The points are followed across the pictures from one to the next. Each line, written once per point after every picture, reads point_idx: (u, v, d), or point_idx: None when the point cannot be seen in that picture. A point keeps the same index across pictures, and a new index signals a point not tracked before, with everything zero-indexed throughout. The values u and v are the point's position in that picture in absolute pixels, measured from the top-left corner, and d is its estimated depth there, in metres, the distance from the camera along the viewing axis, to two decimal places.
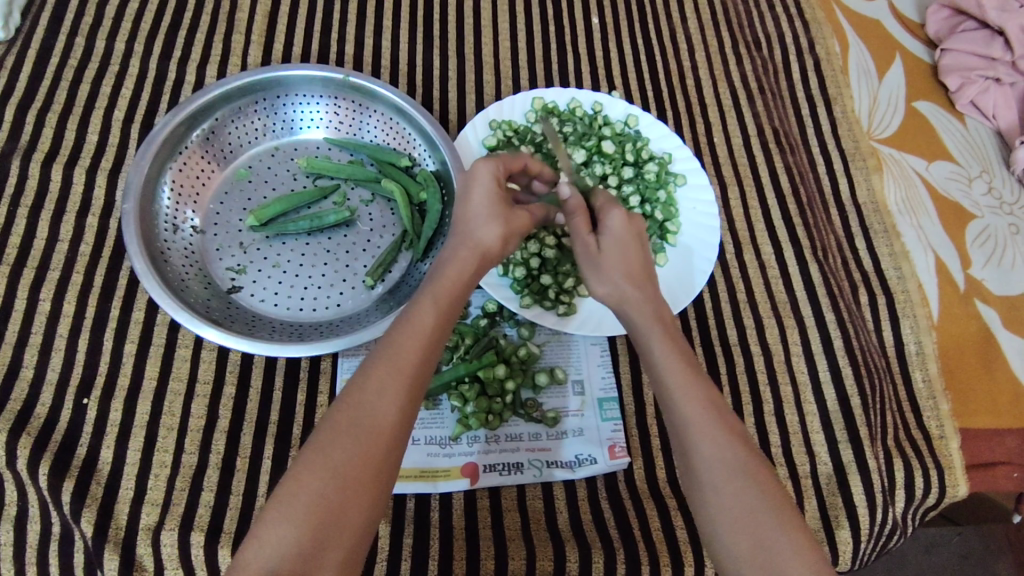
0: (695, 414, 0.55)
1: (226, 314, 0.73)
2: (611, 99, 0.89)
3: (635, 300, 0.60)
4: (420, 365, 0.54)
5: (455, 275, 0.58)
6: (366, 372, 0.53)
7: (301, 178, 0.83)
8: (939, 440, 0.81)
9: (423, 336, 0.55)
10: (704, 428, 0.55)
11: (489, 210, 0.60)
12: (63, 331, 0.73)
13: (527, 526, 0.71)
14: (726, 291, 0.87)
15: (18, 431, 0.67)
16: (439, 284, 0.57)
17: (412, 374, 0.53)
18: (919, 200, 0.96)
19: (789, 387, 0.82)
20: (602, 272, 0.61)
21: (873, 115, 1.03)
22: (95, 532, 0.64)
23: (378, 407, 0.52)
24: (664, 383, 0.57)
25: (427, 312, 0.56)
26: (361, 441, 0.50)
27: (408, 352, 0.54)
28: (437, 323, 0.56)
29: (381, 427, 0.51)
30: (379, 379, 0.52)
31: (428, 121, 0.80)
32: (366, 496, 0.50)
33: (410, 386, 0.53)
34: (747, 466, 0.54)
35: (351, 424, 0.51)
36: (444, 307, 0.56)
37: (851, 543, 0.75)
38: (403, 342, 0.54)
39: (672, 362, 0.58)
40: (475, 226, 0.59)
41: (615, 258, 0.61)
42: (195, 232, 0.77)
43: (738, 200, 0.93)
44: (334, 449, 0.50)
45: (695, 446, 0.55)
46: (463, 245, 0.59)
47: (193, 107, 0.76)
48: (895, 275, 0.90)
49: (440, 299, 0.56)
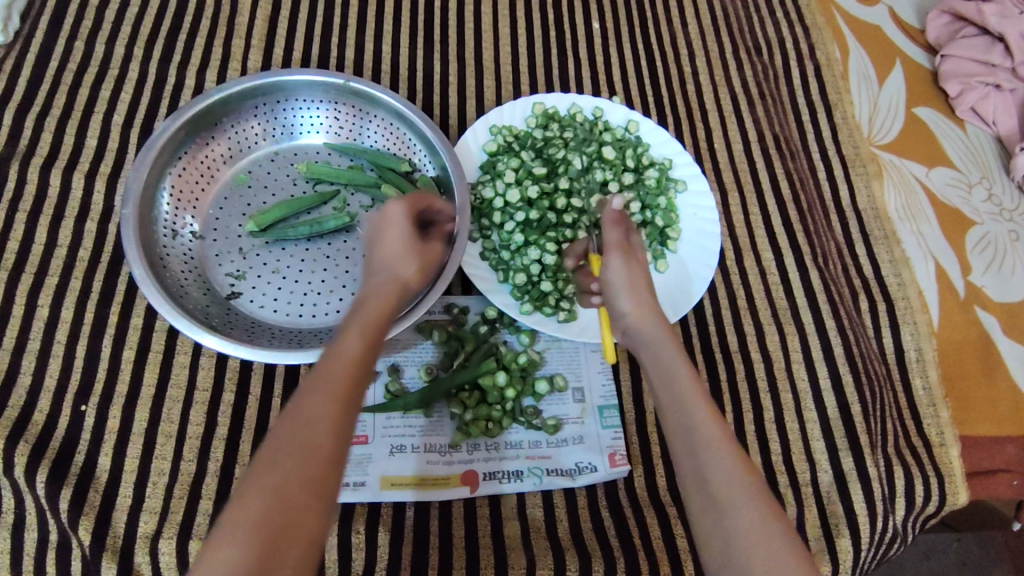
0: (706, 436, 0.54)
1: (225, 320, 0.73)
2: (612, 104, 0.89)
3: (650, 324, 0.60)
4: (352, 384, 0.54)
5: (378, 303, 0.59)
6: (303, 394, 0.52)
7: (301, 183, 0.82)
8: (939, 448, 0.81)
9: (353, 356, 0.55)
10: (712, 447, 0.53)
11: (402, 247, 0.64)
12: (61, 337, 0.72)
13: (528, 533, 0.71)
14: (726, 298, 0.87)
15: (16, 437, 0.67)
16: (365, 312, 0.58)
17: (345, 391, 0.53)
18: (919, 206, 0.96)
19: (789, 395, 0.82)
20: (629, 289, 0.62)
21: (873, 121, 1.02)
22: (93, 540, 0.64)
23: (314, 424, 0.51)
24: (681, 406, 0.55)
25: (353, 339, 0.56)
26: (302, 457, 0.49)
27: (341, 370, 0.54)
28: (365, 345, 0.56)
29: (319, 442, 0.50)
30: (314, 398, 0.52)
31: (428, 126, 0.79)
32: (312, 511, 0.48)
33: (342, 405, 0.52)
34: (750, 480, 0.52)
35: (288, 443, 0.50)
36: (370, 330, 0.57)
37: (852, 551, 0.75)
38: (335, 363, 0.54)
39: (683, 385, 0.56)
40: (393, 263, 0.63)
41: (635, 276, 0.63)
42: (195, 238, 0.77)
43: (739, 206, 0.93)
44: (275, 465, 0.49)
45: (709, 469, 0.53)
46: (386, 277, 0.62)
47: (193, 112, 0.76)
48: (895, 282, 0.90)
49: (366, 325, 0.57)
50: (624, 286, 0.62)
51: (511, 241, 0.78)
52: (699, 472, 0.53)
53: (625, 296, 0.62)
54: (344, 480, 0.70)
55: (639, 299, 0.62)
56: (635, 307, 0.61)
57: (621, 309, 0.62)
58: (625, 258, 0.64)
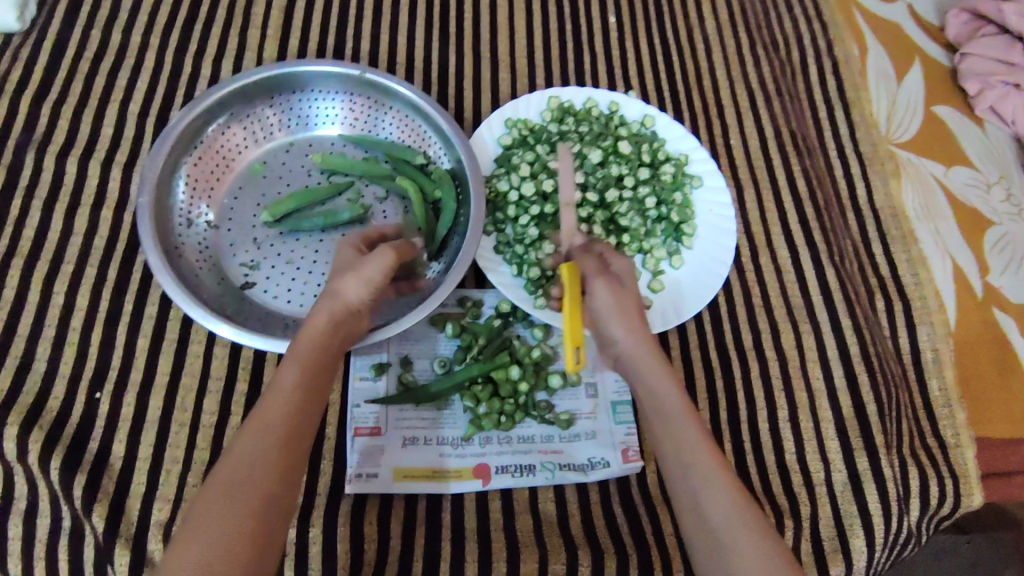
0: (704, 476, 0.54)
1: (239, 310, 0.73)
2: (628, 99, 0.89)
3: (641, 343, 0.59)
4: (293, 416, 0.53)
5: (320, 328, 0.57)
6: (241, 437, 0.52)
7: (316, 174, 0.82)
8: (955, 449, 0.80)
9: (291, 388, 0.54)
10: (710, 485, 0.54)
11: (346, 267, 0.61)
12: (76, 325, 0.73)
13: (540, 528, 0.71)
14: (741, 295, 0.86)
15: (30, 424, 0.67)
16: (305, 338, 0.56)
17: (286, 424, 0.53)
18: (937, 205, 0.95)
19: (804, 394, 0.81)
20: (618, 317, 0.58)
21: (891, 119, 1.01)
22: (106, 528, 0.64)
23: (250, 469, 0.50)
24: (680, 443, 0.56)
25: (291, 371, 0.55)
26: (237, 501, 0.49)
27: (281, 403, 0.53)
28: (304, 375, 0.55)
29: (260, 477, 0.50)
30: (253, 433, 0.52)
31: (444, 119, 0.79)
32: (256, 545, 0.48)
33: (283, 447, 0.52)
34: (747, 512, 0.54)
35: (225, 482, 0.50)
36: (311, 358, 0.56)
37: (866, 552, 0.74)
38: (274, 396, 0.54)
39: (678, 419, 0.56)
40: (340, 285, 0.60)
41: (622, 302, 0.59)
42: (209, 227, 0.77)
43: (755, 203, 0.92)
44: (209, 509, 0.49)
45: (709, 511, 0.54)
46: (324, 298, 0.58)
47: (209, 101, 0.76)
48: (912, 281, 0.89)
49: (305, 355, 0.56)
50: (615, 315, 0.58)
51: (526, 234, 0.79)
52: (698, 511, 0.54)
53: (614, 322, 0.59)
54: (356, 471, 0.70)
55: (627, 323, 0.59)
56: (627, 336, 0.59)
57: (607, 332, 0.60)
58: (612, 286, 0.60)
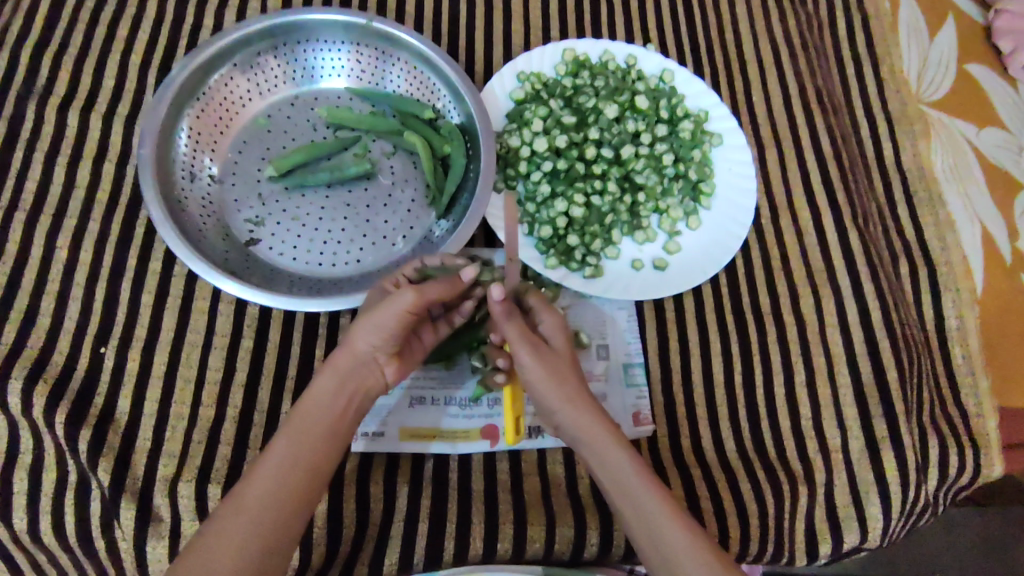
0: (669, 534, 0.55)
1: (243, 266, 0.72)
2: (646, 52, 0.85)
3: (578, 412, 0.59)
4: (276, 492, 0.55)
5: (313, 404, 0.58)
6: (238, 491, 0.55)
7: (322, 129, 0.79)
8: (976, 418, 0.78)
9: (277, 462, 0.56)
10: (676, 543, 0.55)
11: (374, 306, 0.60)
12: (80, 280, 0.72)
13: (548, 490, 0.70)
14: (760, 257, 0.83)
15: (34, 377, 0.66)
16: (298, 413, 0.58)
17: (267, 501, 0.54)
18: (967, 167, 0.91)
19: (822, 359, 0.79)
20: (551, 385, 0.58)
21: (922, 77, 0.96)
22: (112, 482, 0.64)
23: (238, 528, 0.53)
24: (639, 504, 0.57)
25: (280, 444, 0.57)
26: (219, 561, 0.52)
27: (265, 478, 0.55)
28: (290, 451, 0.56)
29: (234, 551, 0.52)
30: (237, 502, 0.54)
31: (453, 70, 0.76)
32: None
33: (267, 520, 0.54)
34: (719, 568, 0.54)
35: (206, 547, 0.53)
36: (298, 436, 0.57)
37: (882, 520, 0.72)
38: (261, 469, 0.56)
39: (632, 483, 0.57)
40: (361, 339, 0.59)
41: (552, 369, 0.59)
42: (213, 181, 0.75)
43: (777, 163, 0.88)
44: (198, 559, 0.52)
45: (682, 568, 0.54)
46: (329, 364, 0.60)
47: (210, 50, 0.73)
48: (939, 246, 0.85)
49: (295, 430, 0.57)
50: (547, 383, 0.58)
51: (538, 191, 0.76)
52: (673, 573, 0.55)
53: (549, 391, 0.58)
54: (361, 429, 0.69)
55: (564, 391, 0.59)
56: (563, 403, 0.59)
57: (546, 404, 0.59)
58: (536, 350, 0.58)
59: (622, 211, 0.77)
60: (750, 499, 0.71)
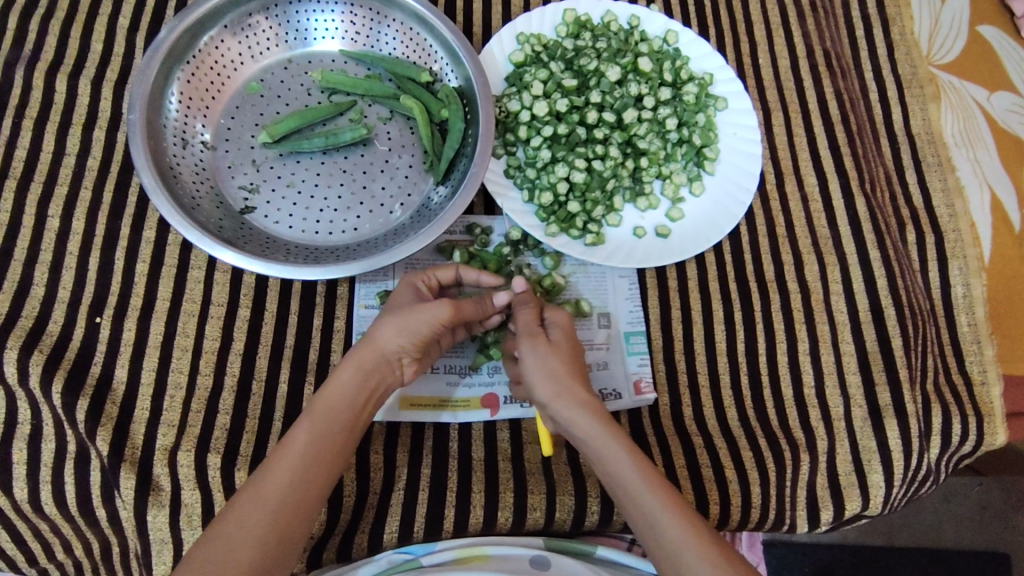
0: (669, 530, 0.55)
1: (239, 234, 0.70)
2: (650, 13, 0.82)
3: (574, 405, 0.59)
4: (293, 480, 0.55)
5: (334, 395, 0.58)
6: (259, 475, 0.55)
7: (316, 94, 0.77)
8: (981, 386, 0.77)
9: (294, 452, 0.55)
10: (678, 539, 0.54)
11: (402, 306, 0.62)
12: (73, 249, 0.70)
13: (549, 459, 0.69)
14: (765, 224, 0.82)
15: (30, 347, 0.65)
16: (317, 404, 0.58)
17: (285, 489, 0.54)
18: (977, 132, 0.87)
19: (826, 327, 0.78)
20: (547, 378, 0.60)
21: (932, 39, 0.92)
22: (111, 452, 0.64)
23: (258, 513, 0.53)
24: (637, 500, 0.56)
25: (300, 434, 0.56)
26: (239, 544, 0.51)
27: (283, 467, 0.55)
28: (310, 441, 0.56)
29: (249, 539, 0.52)
30: (255, 490, 0.54)
31: (451, 31, 0.73)
32: None
33: (286, 507, 0.54)
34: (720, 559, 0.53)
35: (222, 533, 0.52)
36: (318, 427, 0.57)
37: (883, 488, 0.72)
38: (278, 458, 0.55)
39: (629, 474, 0.57)
40: (389, 336, 0.59)
41: (549, 363, 0.60)
42: (206, 148, 0.73)
43: (783, 128, 0.86)
44: (217, 542, 0.52)
45: (682, 557, 0.54)
46: (352, 355, 0.59)
47: (199, 10, 0.71)
48: (947, 213, 0.84)
49: (315, 420, 0.57)
50: (541, 377, 0.60)
51: (538, 157, 0.75)
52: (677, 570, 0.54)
53: (543, 385, 0.60)
54: None
55: (557, 385, 0.60)
56: (553, 398, 0.60)
57: (542, 398, 0.61)
58: (536, 346, 0.61)
59: (625, 176, 0.76)
60: (752, 467, 0.71)
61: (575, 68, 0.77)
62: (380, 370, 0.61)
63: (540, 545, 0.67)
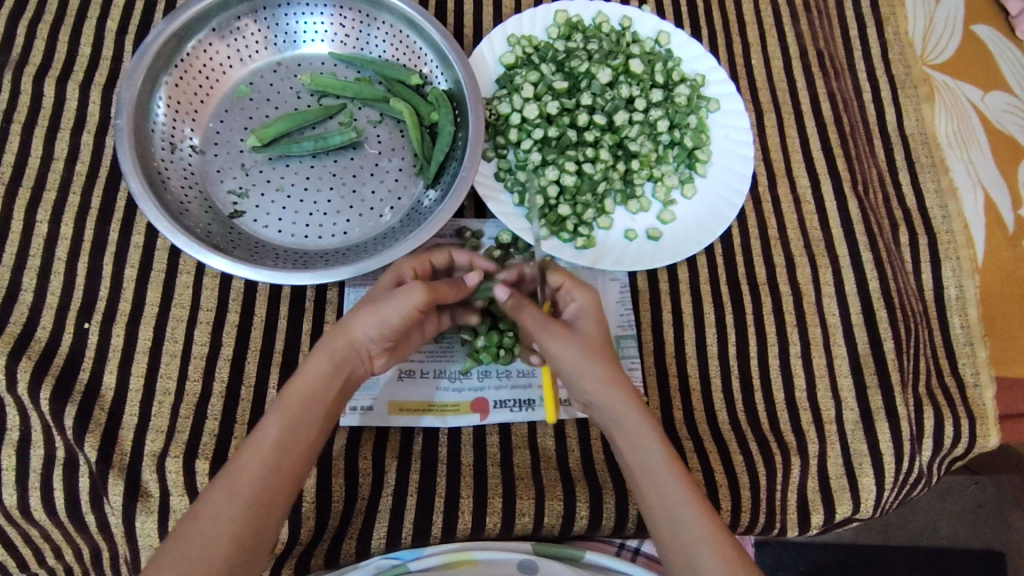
0: (692, 524, 0.55)
1: (228, 239, 0.70)
2: (642, 14, 0.82)
3: (610, 387, 0.58)
4: (266, 473, 0.54)
5: (306, 384, 0.57)
6: (230, 469, 0.54)
7: (306, 97, 0.77)
8: (973, 389, 0.77)
9: (267, 446, 0.55)
10: (699, 533, 0.55)
11: (380, 293, 0.61)
12: (61, 255, 0.70)
13: (538, 463, 0.69)
14: (757, 226, 0.81)
15: (18, 354, 0.65)
16: (288, 394, 0.57)
17: (257, 482, 0.54)
18: (972, 133, 0.87)
19: (818, 330, 0.78)
20: (586, 359, 0.57)
21: (927, 38, 0.91)
22: (99, 458, 0.64)
23: (232, 507, 0.53)
24: (662, 489, 0.56)
25: (272, 426, 0.55)
26: (214, 538, 0.52)
27: (254, 461, 0.54)
28: (282, 434, 0.55)
29: (223, 533, 0.52)
30: (227, 484, 0.54)
31: (440, 34, 0.73)
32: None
33: (259, 500, 0.53)
34: (734, 560, 0.54)
35: (197, 528, 0.52)
36: (290, 419, 0.56)
37: (875, 491, 0.72)
38: (250, 452, 0.55)
39: (658, 463, 0.57)
40: (362, 327, 0.59)
41: (590, 344, 0.58)
42: (194, 152, 0.73)
43: (775, 129, 0.86)
44: (193, 537, 0.52)
45: (698, 554, 0.54)
46: (325, 344, 0.58)
47: (187, 14, 0.70)
48: (941, 215, 0.83)
49: (287, 412, 0.56)
50: (578, 360, 0.57)
51: (528, 160, 0.74)
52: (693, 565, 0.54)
53: (583, 367, 0.58)
54: (353, 404, 0.68)
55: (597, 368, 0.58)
56: (597, 382, 0.58)
57: (576, 377, 0.58)
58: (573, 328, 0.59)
59: (615, 179, 0.75)
60: (742, 470, 0.71)
61: (566, 68, 0.77)
62: (353, 359, 0.60)
63: (528, 549, 0.67)
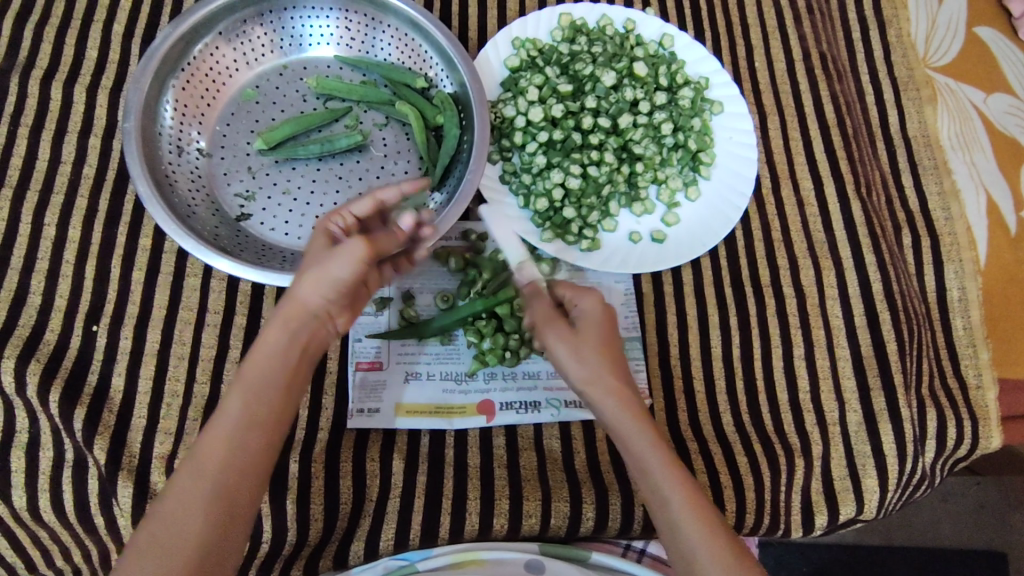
0: (688, 527, 0.54)
1: (235, 242, 0.70)
2: (645, 17, 0.82)
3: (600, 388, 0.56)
4: (230, 450, 0.50)
5: (264, 357, 0.53)
6: (194, 451, 0.51)
7: (311, 100, 0.77)
8: (975, 390, 0.77)
9: (229, 422, 0.51)
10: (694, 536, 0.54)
11: (315, 257, 0.55)
12: (70, 257, 0.70)
13: (544, 465, 0.70)
14: (760, 228, 0.82)
15: (27, 357, 0.66)
16: (247, 368, 0.53)
17: (222, 461, 0.50)
18: (974, 135, 0.87)
19: (821, 331, 0.78)
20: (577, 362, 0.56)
21: (929, 41, 0.92)
22: (108, 460, 0.64)
23: (198, 492, 0.49)
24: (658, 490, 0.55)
25: (233, 403, 0.52)
26: (183, 524, 0.48)
27: (217, 441, 0.50)
28: (245, 409, 0.51)
29: (192, 519, 0.48)
30: (193, 467, 0.50)
31: (445, 37, 0.73)
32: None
33: (227, 480, 0.50)
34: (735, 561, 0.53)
35: (163, 516, 0.49)
36: (252, 392, 0.52)
37: (878, 492, 0.73)
38: (213, 431, 0.51)
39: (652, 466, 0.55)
40: (311, 292, 0.54)
41: (581, 348, 0.56)
42: (201, 155, 0.73)
43: (778, 131, 0.86)
44: (160, 526, 0.49)
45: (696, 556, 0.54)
46: (282, 315, 0.54)
47: (194, 18, 0.70)
48: (943, 216, 0.84)
49: (248, 386, 0.52)
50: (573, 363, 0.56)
51: (533, 163, 0.75)
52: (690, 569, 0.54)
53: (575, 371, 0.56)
54: (360, 406, 0.69)
55: (589, 371, 0.56)
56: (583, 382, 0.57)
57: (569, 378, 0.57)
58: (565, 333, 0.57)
59: (620, 182, 0.76)
60: (747, 472, 0.72)
61: (571, 72, 0.77)
62: (311, 326, 0.55)
63: (536, 550, 0.68)
